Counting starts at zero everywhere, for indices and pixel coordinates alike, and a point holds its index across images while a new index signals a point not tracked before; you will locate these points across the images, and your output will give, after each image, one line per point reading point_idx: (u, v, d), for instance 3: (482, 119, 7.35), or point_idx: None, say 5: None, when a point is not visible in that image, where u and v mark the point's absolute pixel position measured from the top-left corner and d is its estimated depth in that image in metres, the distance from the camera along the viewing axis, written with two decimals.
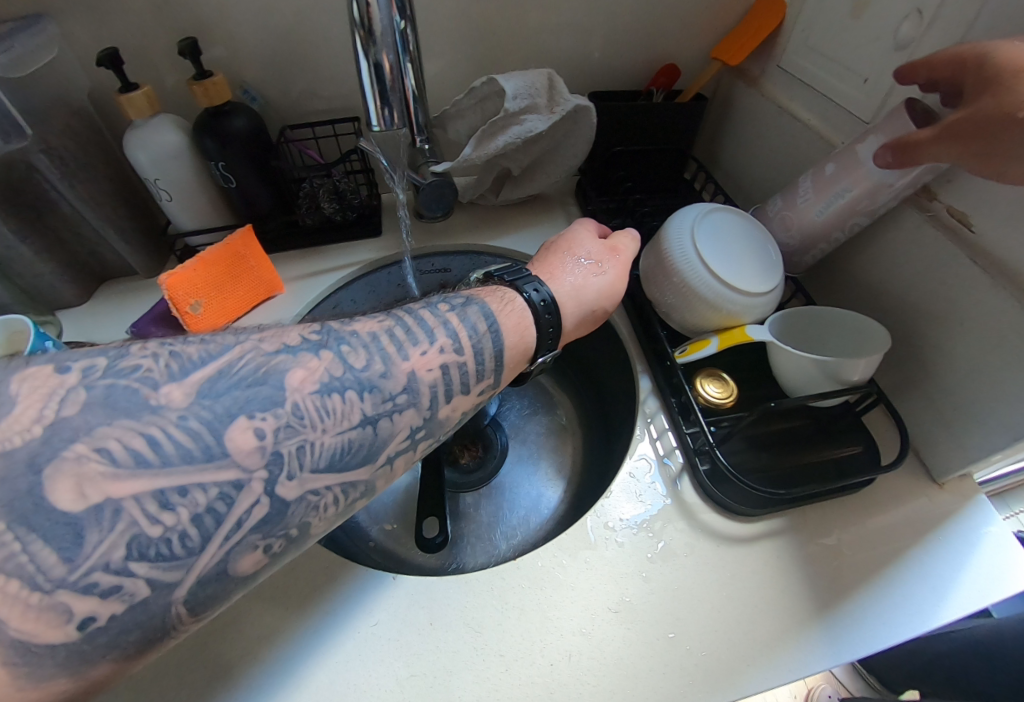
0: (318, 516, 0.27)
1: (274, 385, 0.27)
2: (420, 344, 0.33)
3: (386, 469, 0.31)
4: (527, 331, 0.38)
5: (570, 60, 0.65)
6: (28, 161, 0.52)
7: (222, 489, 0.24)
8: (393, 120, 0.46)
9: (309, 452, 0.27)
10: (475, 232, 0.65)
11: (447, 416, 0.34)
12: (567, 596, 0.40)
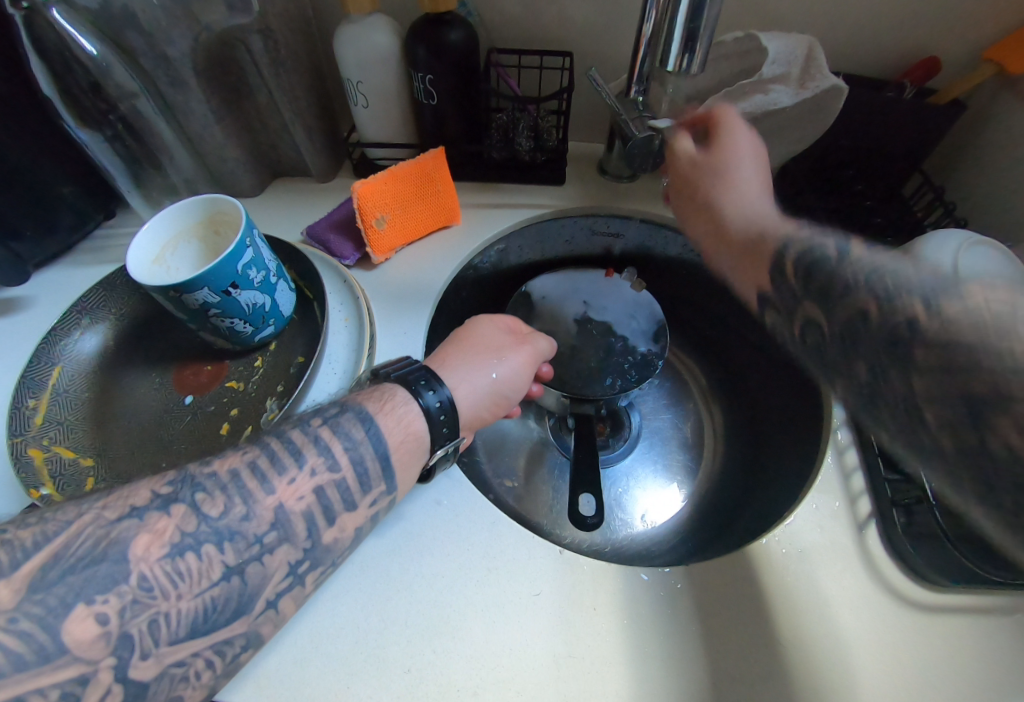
0: (188, 685, 0.28)
1: (113, 561, 0.26)
2: (288, 472, 0.32)
3: (267, 615, 0.30)
4: (415, 467, 0.37)
5: (825, 30, 0.56)
6: (243, 40, 0.50)
7: (63, 688, 0.24)
8: (691, 66, 0.43)
9: (164, 624, 0.26)
10: (663, 202, 0.59)
11: (336, 539, 0.33)
12: (735, 615, 0.37)
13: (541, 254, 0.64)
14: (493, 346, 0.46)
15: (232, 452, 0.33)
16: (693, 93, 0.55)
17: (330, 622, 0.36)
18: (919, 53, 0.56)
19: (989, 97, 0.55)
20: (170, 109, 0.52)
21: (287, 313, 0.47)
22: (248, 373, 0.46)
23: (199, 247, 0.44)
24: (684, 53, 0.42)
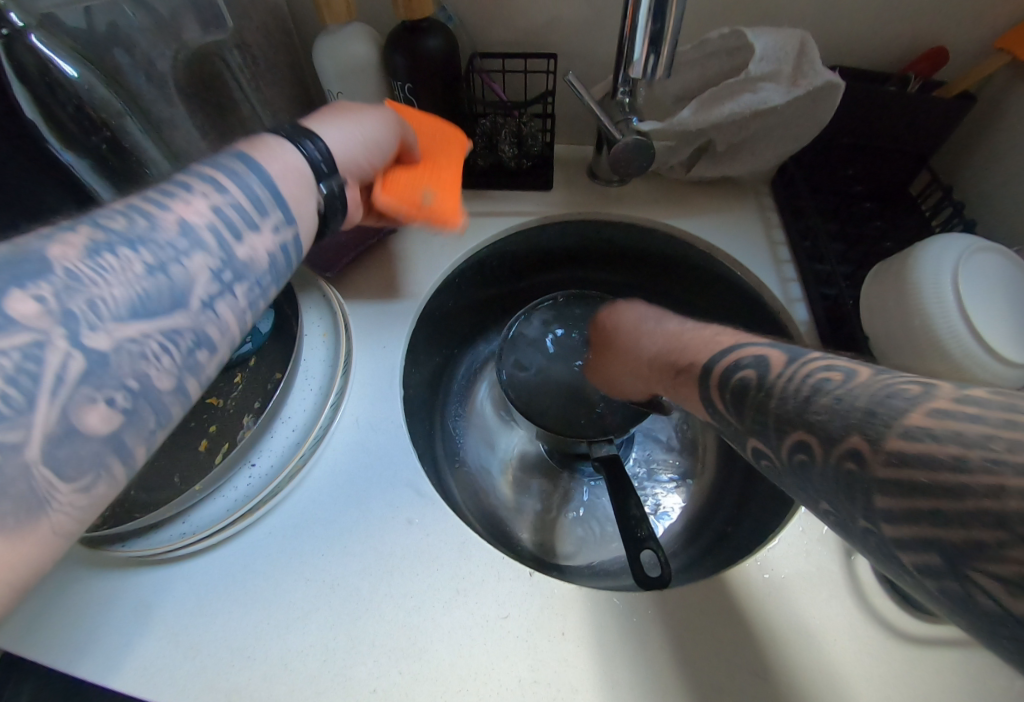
0: (153, 365, 0.25)
1: (30, 262, 0.23)
2: (179, 200, 0.29)
3: (210, 317, 0.28)
4: (310, 205, 0.35)
5: (821, 24, 0.53)
6: (222, 58, 0.52)
7: (26, 350, 0.21)
8: (654, 69, 0.41)
9: (104, 304, 0.24)
10: (653, 205, 0.57)
11: (252, 258, 0.30)
12: (710, 640, 0.37)
13: (529, 261, 0.63)
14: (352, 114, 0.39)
15: (16, 243, 0.23)
16: (681, 93, 0.53)
17: (299, 646, 0.36)
18: (922, 43, 0.53)
19: (1001, 85, 0.52)
20: (156, 126, 0.52)
21: (267, 330, 0.47)
22: (227, 389, 0.46)
23: None
24: (648, 53, 0.40)
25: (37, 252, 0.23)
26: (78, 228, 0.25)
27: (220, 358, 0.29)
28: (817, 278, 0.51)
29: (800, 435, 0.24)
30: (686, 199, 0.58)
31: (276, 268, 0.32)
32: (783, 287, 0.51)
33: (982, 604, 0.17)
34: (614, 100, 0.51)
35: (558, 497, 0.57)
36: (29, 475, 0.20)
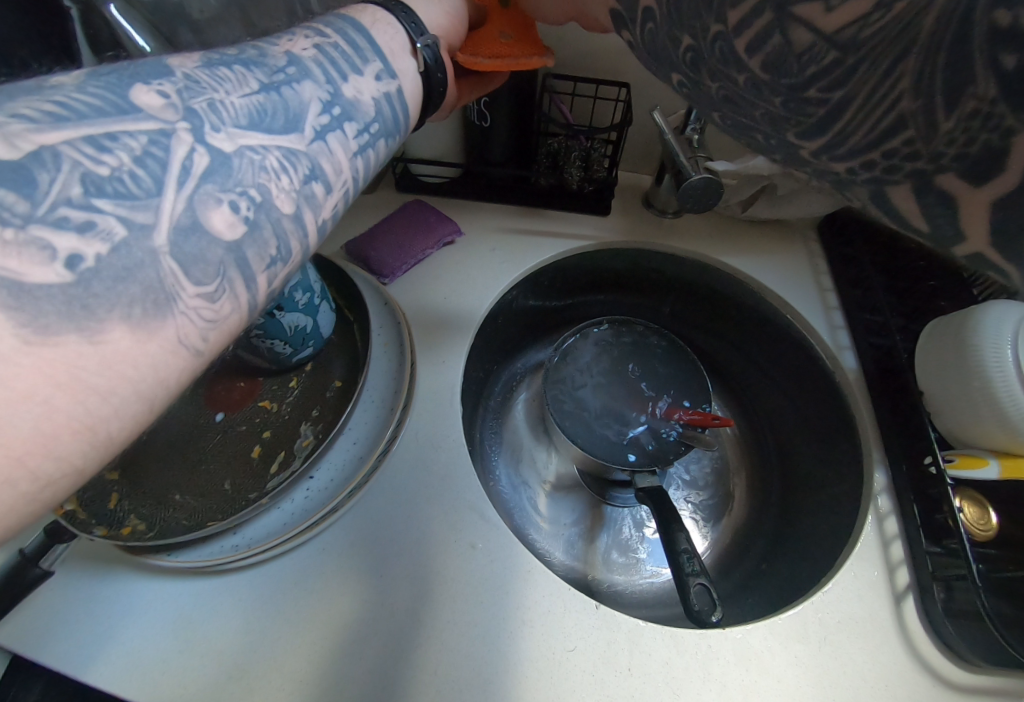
0: (274, 180, 0.23)
1: (153, 69, 0.22)
2: (284, 43, 0.28)
3: (323, 149, 0.26)
4: (407, 64, 0.32)
5: None
6: None
7: (152, 138, 0.20)
8: None
9: (223, 109, 0.23)
10: (709, 241, 0.58)
11: (357, 100, 0.28)
12: (772, 684, 0.37)
13: (578, 285, 0.62)
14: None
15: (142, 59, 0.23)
16: None
17: (363, 674, 0.35)
18: None
19: None
20: None
21: (327, 334, 0.45)
22: (283, 393, 0.44)
23: None
24: None
25: (154, 62, 0.23)
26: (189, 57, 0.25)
27: (336, 196, 0.27)
28: (867, 327, 0.52)
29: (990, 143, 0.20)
30: (739, 236, 0.59)
31: (387, 120, 0.30)
32: (833, 334, 0.53)
33: None
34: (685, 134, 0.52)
35: (595, 523, 0.57)
36: (157, 263, 0.19)
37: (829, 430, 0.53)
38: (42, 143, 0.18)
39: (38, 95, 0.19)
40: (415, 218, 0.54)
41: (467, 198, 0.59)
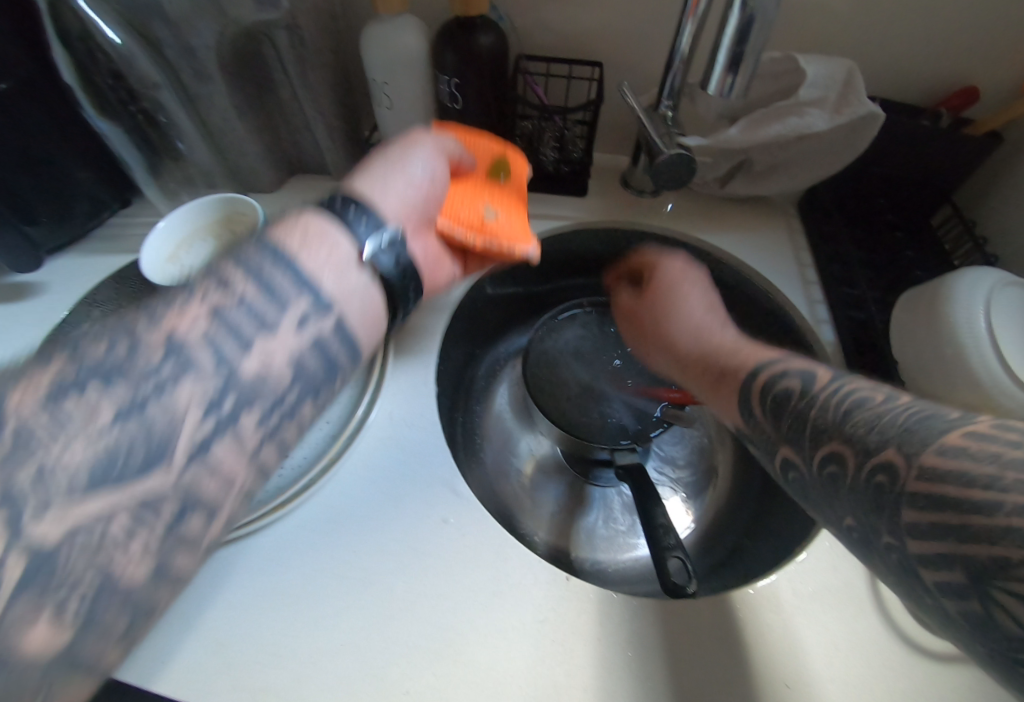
0: (228, 459, 0.26)
1: (135, 330, 0.25)
2: (306, 277, 0.31)
3: (300, 393, 0.30)
4: (360, 279, 0.33)
5: (861, 53, 0.54)
6: (266, 36, 0.48)
7: (126, 434, 0.23)
8: (728, 91, 0.42)
9: (189, 395, 0.25)
10: (687, 219, 0.58)
11: (265, 370, 0.28)
12: (746, 654, 0.37)
13: (557, 265, 0.63)
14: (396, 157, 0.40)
15: (123, 312, 0.26)
16: (725, 112, 0.53)
17: (334, 647, 0.35)
18: (960, 81, 0.55)
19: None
20: (193, 101, 0.51)
21: None
22: None
23: (214, 244, 0.43)
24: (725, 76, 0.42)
25: (123, 324, 0.25)
26: (199, 291, 0.28)
27: (301, 432, 0.31)
28: (845, 302, 0.52)
29: (890, 457, 0.25)
30: (718, 215, 0.59)
31: (307, 378, 0.30)
32: (811, 308, 0.52)
33: (1002, 624, 0.20)
34: (659, 112, 0.52)
35: (577, 503, 0.57)
36: (110, 580, 0.22)
37: None
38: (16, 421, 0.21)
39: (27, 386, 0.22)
40: None
41: None
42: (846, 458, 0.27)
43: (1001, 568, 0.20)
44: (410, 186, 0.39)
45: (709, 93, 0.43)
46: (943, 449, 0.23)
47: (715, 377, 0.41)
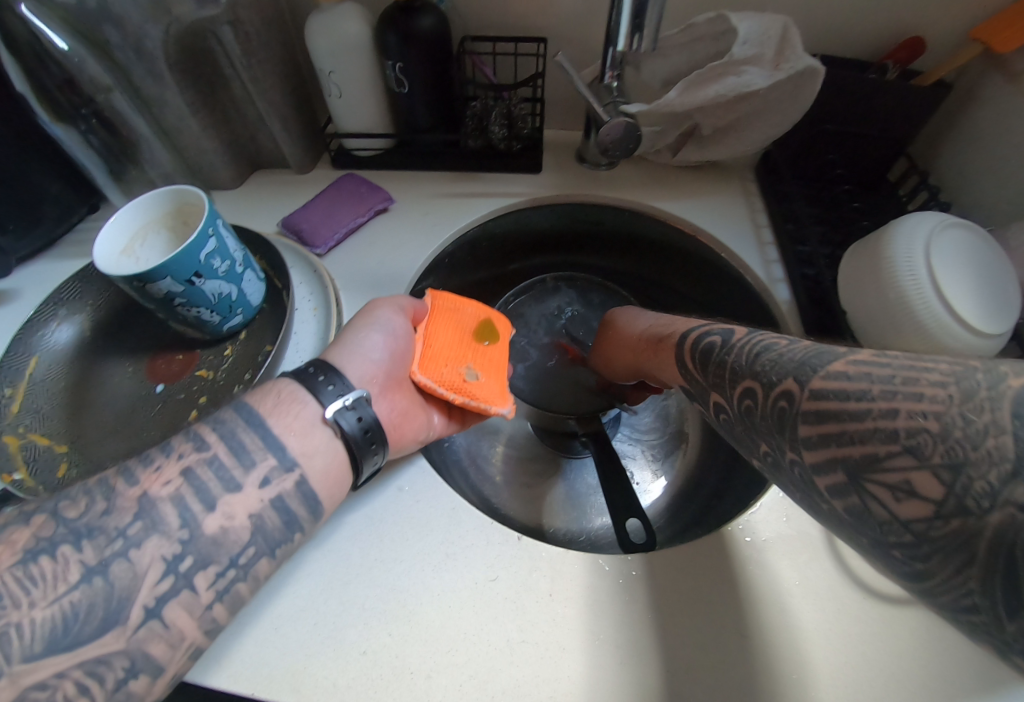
0: (174, 613, 0.29)
1: (110, 495, 0.30)
2: (263, 450, 0.34)
3: (248, 534, 0.32)
4: (324, 437, 0.36)
5: (802, 13, 0.54)
6: (213, 33, 0.49)
7: (78, 598, 0.27)
8: (638, 47, 0.43)
9: (138, 560, 0.29)
10: (642, 189, 0.58)
11: (223, 529, 0.31)
12: (697, 604, 0.37)
13: (518, 244, 0.64)
14: (367, 323, 0.43)
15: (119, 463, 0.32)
16: (668, 78, 0.54)
17: (292, 612, 0.36)
18: (902, 31, 0.55)
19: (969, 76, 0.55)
20: (146, 102, 0.52)
21: (256, 304, 0.47)
22: (218, 362, 0.46)
23: (168, 237, 0.45)
24: (633, 33, 0.42)
25: (120, 474, 0.31)
26: (176, 451, 0.33)
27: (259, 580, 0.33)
28: (798, 259, 0.52)
29: (788, 385, 0.27)
30: (672, 182, 0.59)
31: (266, 536, 0.33)
32: (766, 268, 0.52)
33: (874, 515, 0.23)
34: (603, 83, 0.53)
35: (548, 476, 0.57)
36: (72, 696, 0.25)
37: None
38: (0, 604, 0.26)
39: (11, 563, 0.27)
40: (346, 189, 0.55)
41: (399, 168, 0.60)
42: (727, 398, 0.32)
43: (872, 464, 0.22)
44: (371, 350, 0.42)
45: (618, 48, 0.44)
46: (826, 373, 0.25)
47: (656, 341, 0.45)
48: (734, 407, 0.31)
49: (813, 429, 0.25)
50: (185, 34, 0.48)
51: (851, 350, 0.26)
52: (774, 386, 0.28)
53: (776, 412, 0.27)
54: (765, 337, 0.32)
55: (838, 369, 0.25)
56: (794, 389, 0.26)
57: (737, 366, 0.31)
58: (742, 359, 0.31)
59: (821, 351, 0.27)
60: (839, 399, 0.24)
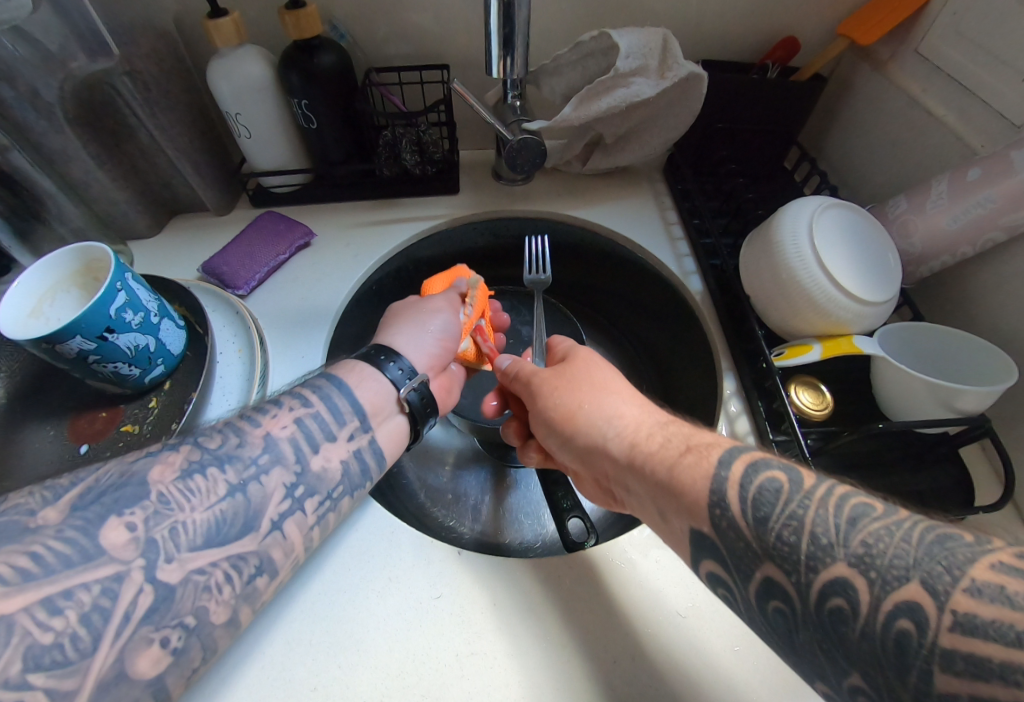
0: (278, 543, 0.31)
1: (238, 434, 0.33)
2: (355, 405, 0.37)
3: (344, 473, 0.35)
4: (397, 419, 0.39)
5: (682, 24, 0.58)
6: (111, 84, 0.49)
7: (217, 510, 0.30)
8: (512, 70, 0.46)
9: (259, 490, 0.31)
10: (558, 200, 0.61)
11: (327, 468, 0.35)
12: (635, 590, 0.38)
13: (446, 264, 0.65)
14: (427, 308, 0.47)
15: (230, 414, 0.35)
16: (568, 92, 0.57)
17: (230, 654, 0.35)
18: (774, 33, 0.60)
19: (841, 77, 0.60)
20: (47, 158, 0.50)
21: (178, 352, 0.47)
22: (143, 414, 0.46)
23: (79, 294, 0.44)
24: (505, 56, 0.45)
25: (237, 420, 0.34)
26: (282, 401, 0.36)
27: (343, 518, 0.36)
28: (705, 251, 0.56)
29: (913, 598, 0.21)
30: (583, 190, 0.62)
31: (352, 480, 0.36)
32: (679, 262, 0.56)
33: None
34: (506, 103, 0.55)
35: (499, 488, 0.58)
36: (202, 595, 0.28)
37: (695, 352, 0.56)
38: (147, 519, 0.27)
39: (149, 488, 0.28)
40: (264, 228, 0.55)
41: (319, 202, 0.61)
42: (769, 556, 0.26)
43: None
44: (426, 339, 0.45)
45: (493, 74, 0.47)
46: (972, 588, 0.20)
47: (676, 451, 0.32)
48: (805, 590, 0.24)
49: (958, 681, 0.20)
50: (82, 88, 0.48)
51: (990, 544, 0.22)
52: (894, 592, 0.22)
53: (892, 635, 0.21)
54: (849, 493, 0.26)
55: (987, 581, 0.20)
56: (928, 610, 0.21)
57: (817, 548, 0.24)
58: (829, 537, 0.24)
59: (939, 531, 0.23)
60: (984, 620, 0.20)
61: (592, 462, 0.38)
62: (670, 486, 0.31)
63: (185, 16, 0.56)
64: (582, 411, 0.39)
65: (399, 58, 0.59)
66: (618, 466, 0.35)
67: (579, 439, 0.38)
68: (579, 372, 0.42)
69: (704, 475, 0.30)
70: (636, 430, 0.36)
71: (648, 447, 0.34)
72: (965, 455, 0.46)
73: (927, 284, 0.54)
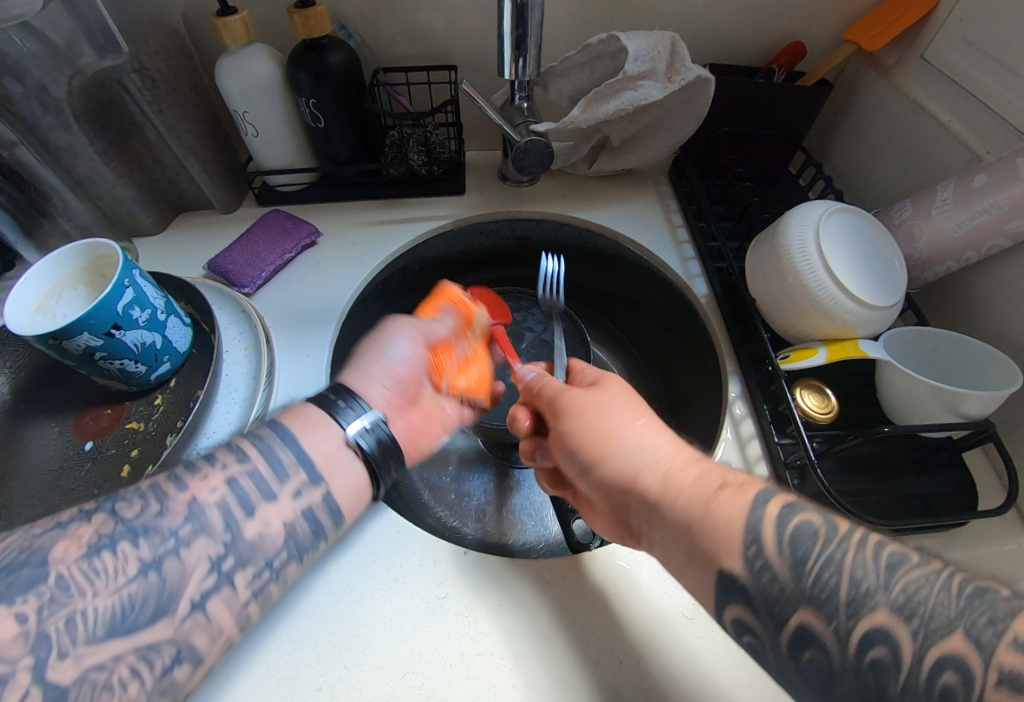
0: (203, 629, 0.29)
1: (161, 503, 0.30)
2: (290, 466, 0.34)
3: (286, 543, 0.33)
4: (347, 465, 0.36)
5: (690, 28, 0.59)
6: (119, 80, 0.49)
7: (130, 597, 0.27)
8: (524, 72, 0.46)
9: (178, 571, 0.29)
10: (563, 201, 0.62)
11: (262, 535, 0.32)
12: (641, 592, 0.38)
13: (450, 265, 0.65)
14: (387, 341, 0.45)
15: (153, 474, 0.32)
16: (576, 94, 0.57)
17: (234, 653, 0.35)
18: (781, 39, 0.60)
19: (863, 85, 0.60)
20: (55, 155, 0.50)
21: (184, 349, 0.47)
22: (149, 412, 0.46)
23: (85, 291, 0.44)
24: (518, 57, 0.45)
25: (157, 481, 0.32)
26: (213, 459, 0.33)
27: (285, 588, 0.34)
28: (711, 254, 0.56)
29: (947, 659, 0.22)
30: (589, 193, 0.63)
31: (298, 543, 0.34)
32: (685, 265, 0.56)
33: None
34: (514, 105, 0.55)
35: (503, 490, 0.58)
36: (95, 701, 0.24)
37: (699, 355, 0.56)
38: (40, 615, 0.25)
39: (41, 575, 0.26)
40: (270, 226, 0.55)
41: (326, 201, 0.61)
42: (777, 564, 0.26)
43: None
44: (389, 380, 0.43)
45: (505, 75, 0.47)
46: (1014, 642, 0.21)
47: (709, 490, 0.30)
48: None
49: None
50: (90, 85, 0.48)
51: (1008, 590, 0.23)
52: (936, 644, 0.22)
53: None
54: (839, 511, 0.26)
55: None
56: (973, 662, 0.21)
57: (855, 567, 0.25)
58: (869, 582, 0.24)
59: None
60: None
61: (616, 497, 0.34)
62: (700, 529, 0.29)
63: (194, 14, 0.56)
64: (609, 438, 0.35)
65: (407, 58, 0.59)
66: (647, 506, 0.32)
67: (613, 474, 0.34)
68: (600, 393, 0.38)
69: (734, 521, 0.28)
70: (671, 460, 0.33)
71: (682, 482, 0.31)
72: (970, 460, 0.46)
73: (931, 289, 0.55)
